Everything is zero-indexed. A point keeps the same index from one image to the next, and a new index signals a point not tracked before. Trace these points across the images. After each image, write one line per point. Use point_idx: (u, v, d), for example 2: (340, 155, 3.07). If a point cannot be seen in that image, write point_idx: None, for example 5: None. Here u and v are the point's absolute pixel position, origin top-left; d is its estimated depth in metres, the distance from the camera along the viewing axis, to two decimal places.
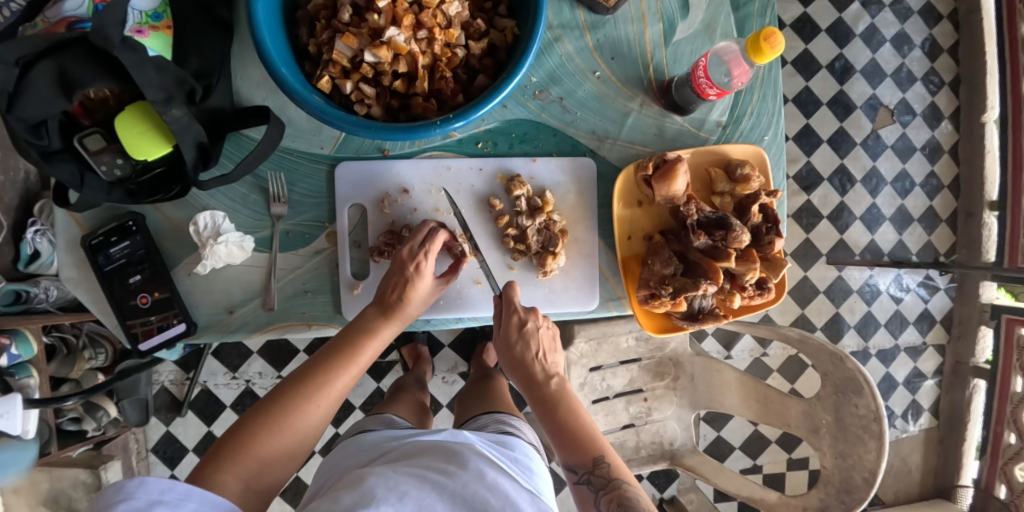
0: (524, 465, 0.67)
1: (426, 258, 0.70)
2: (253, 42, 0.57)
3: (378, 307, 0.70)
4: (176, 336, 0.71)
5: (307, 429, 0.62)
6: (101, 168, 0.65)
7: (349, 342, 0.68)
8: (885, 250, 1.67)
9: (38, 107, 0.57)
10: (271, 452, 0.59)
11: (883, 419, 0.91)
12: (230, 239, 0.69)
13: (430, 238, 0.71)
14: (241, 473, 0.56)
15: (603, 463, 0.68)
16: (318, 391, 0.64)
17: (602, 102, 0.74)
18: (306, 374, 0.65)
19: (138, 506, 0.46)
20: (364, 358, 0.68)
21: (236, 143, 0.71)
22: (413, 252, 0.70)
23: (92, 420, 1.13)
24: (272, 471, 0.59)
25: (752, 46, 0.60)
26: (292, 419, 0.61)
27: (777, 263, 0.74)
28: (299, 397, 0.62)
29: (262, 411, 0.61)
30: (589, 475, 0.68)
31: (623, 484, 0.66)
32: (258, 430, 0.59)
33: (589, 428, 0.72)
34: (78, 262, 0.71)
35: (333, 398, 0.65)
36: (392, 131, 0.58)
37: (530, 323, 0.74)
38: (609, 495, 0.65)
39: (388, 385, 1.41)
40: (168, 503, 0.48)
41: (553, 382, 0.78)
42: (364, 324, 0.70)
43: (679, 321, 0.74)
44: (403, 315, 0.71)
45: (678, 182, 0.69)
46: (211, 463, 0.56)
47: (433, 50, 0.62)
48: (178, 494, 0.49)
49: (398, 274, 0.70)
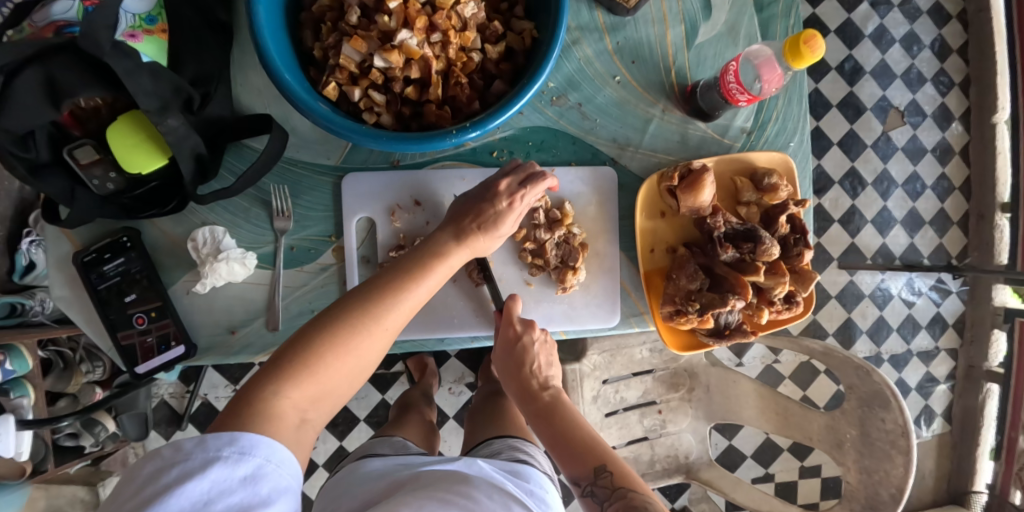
0: (540, 497, 0.63)
1: (520, 202, 0.66)
2: (255, 47, 0.53)
3: (452, 232, 0.65)
4: (175, 359, 0.67)
5: (370, 354, 0.56)
6: (93, 182, 0.60)
7: (421, 263, 0.62)
8: (897, 253, 1.64)
9: (22, 118, 0.53)
10: (332, 375, 0.54)
11: (911, 434, 0.88)
12: (231, 256, 0.65)
13: (530, 182, 0.66)
14: (301, 398, 0.51)
15: (606, 473, 0.60)
16: (384, 310, 0.57)
17: (623, 108, 0.70)
18: (375, 289, 0.58)
19: (193, 467, 0.43)
20: (432, 282, 0.62)
21: (238, 154, 0.67)
22: (510, 189, 0.66)
23: (91, 436, 1.09)
24: (330, 396, 0.54)
25: (790, 49, 0.56)
26: (358, 341, 0.55)
27: (806, 277, 0.71)
28: (366, 313, 0.56)
29: (325, 325, 0.55)
30: (592, 486, 0.60)
31: (629, 491, 0.57)
32: (321, 349, 0.53)
33: (591, 437, 0.65)
34: (70, 281, 0.67)
35: (398, 321, 0.59)
36: (405, 141, 0.55)
37: (527, 338, 0.69)
38: (615, 504, 0.57)
39: (393, 397, 1.37)
40: (227, 459, 0.44)
41: (548, 393, 0.72)
42: (434, 249, 0.64)
43: (705, 337, 0.70)
44: (473, 247, 0.66)
45: (705, 193, 0.65)
46: (271, 378, 0.51)
47: (448, 54, 0.58)
48: (239, 448, 0.45)
49: (486, 204, 0.66)
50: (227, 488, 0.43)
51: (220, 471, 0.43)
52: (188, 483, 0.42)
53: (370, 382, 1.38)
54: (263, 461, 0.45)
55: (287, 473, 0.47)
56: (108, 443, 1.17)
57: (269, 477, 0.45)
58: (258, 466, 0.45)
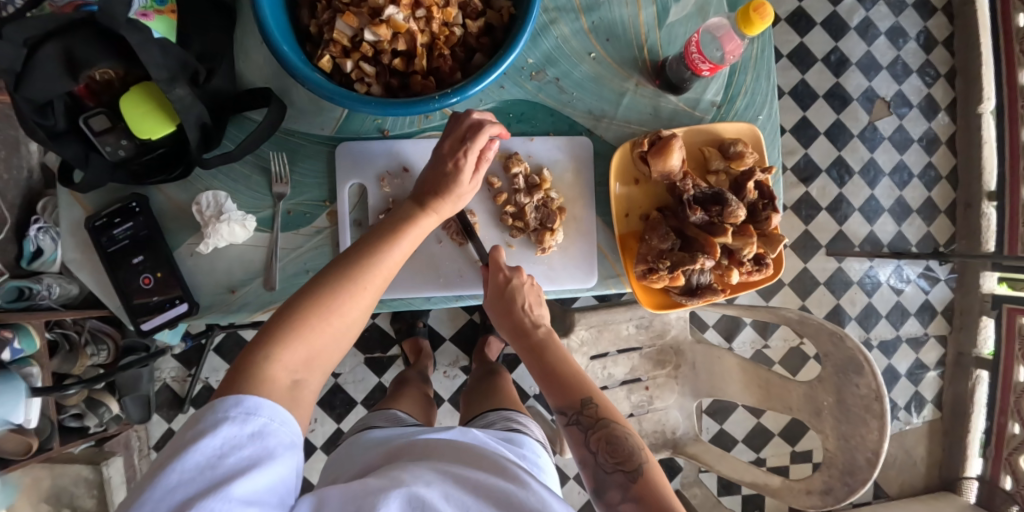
0: (532, 462, 0.66)
1: (466, 156, 0.68)
2: (256, 21, 0.58)
3: (415, 200, 0.69)
4: (178, 316, 0.72)
5: (354, 315, 0.60)
6: (106, 148, 0.66)
7: (390, 229, 0.65)
8: (884, 241, 1.68)
9: (43, 88, 0.58)
10: (319, 337, 0.57)
11: (884, 399, 0.92)
12: (232, 217, 0.70)
13: (472, 133, 0.68)
14: (293, 360, 0.54)
15: (591, 405, 0.68)
16: (362, 275, 0.61)
17: (598, 82, 0.75)
18: (352, 257, 0.61)
19: (205, 428, 0.47)
20: (405, 245, 0.66)
21: (238, 125, 0.73)
22: (454, 147, 0.68)
23: (95, 416, 1.13)
24: (321, 358, 0.57)
25: (743, 18, 0.62)
26: (342, 304, 0.58)
27: (774, 238, 0.75)
28: (346, 279, 0.59)
29: (310, 293, 0.58)
30: (578, 416, 0.68)
31: (612, 422, 0.66)
32: (309, 314, 0.57)
33: (574, 371, 0.71)
34: (82, 245, 0.72)
35: (378, 282, 0.62)
36: (394, 105, 0.59)
37: (516, 281, 0.74)
38: (599, 434, 0.66)
39: (389, 380, 1.42)
40: (236, 418, 0.48)
41: (541, 330, 0.75)
42: (402, 216, 0.68)
43: (678, 296, 0.75)
44: (439, 210, 0.69)
45: (673, 157, 0.70)
46: (263, 346, 0.54)
47: (432, 29, 0.63)
48: (246, 408, 0.49)
49: (440, 168, 0.69)
50: (238, 443, 0.47)
51: (230, 428, 0.47)
52: (202, 439, 0.46)
53: (367, 365, 1.43)
54: (267, 420, 0.49)
55: (290, 433, 0.50)
56: (113, 424, 1.21)
57: (274, 433, 0.49)
58: (264, 425, 0.49)
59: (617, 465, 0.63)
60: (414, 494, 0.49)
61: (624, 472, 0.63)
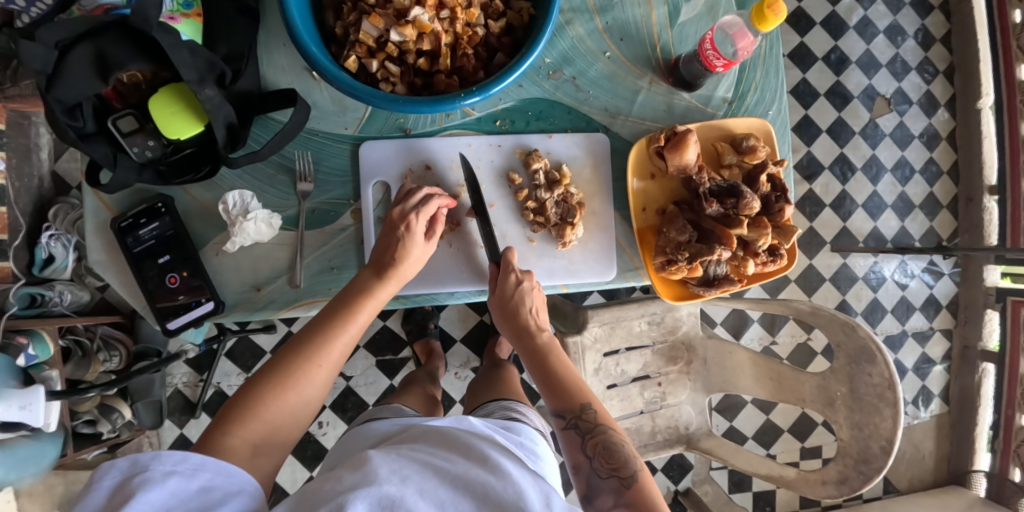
0: (530, 450, 0.62)
1: (417, 218, 0.73)
2: (284, 23, 0.60)
3: (372, 271, 0.72)
4: (205, 315, 0.74)
5: (310, 391, 0.63)
6: (133, 149, 0.67)
7: (347, 302, 0.70)
8: (888, 236, 1.69)
9: (75, 89, 0.60)
10: (277, 414, 0.60)
11: (897, 386, 0.93)
12: (258, 216, 0.72)
13: (423, 202, 0.74)
14: (249, 437, 0.57)
15: (589, 410, 0.71)
16: (318, 348, 0.65)
17: (613, 81, 0.77)
18: (307, 334, 0.66)
19: (153, 476, 0.48)
20: (362, 317, 0.69)
21: (264, 125, 0.75)
22: (403, 213, 0.73)
23: (108, 422, 1.14)
24: (281, 434, 0.60)
25: (757, 14, 0.64)
26: (296, 380, 0.62)
27: (787, 230, 0.78)
28: (301, 354, 0.64)
29: (265, 376, 0.62)
30: (576, 420, 0.70)
31: (607, 429, 0.69)
32: (263, 391, 0.61)
33: (576, 379, 0.75)
34: (107, 245, 0.74)
35: (336, 357, 0.66)
36: (415, 103, 0.61)
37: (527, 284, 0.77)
38: (595, 439, 0.68)
39: (400, 381, 1.43)
40: (182, 473, 0.49)
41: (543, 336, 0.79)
42: (359, 287, 0.71)
43: (696, 287, 0.77)
44: (396, 275, 0.72)
45: (689, 152, 0.72)
46: (221, 425, 0.58)
47: (455, 29, 0.65)
48: (193, 464, 0.50)
49: (391, 236, 0.73)
50: (185, 497, 0.48)
51: (177, 482, 0.49)
52: (150, 490, 0.47)
53: (378, 368, 1.44)
54: (213, 474, 0.51)
55: (241, 482, 0.52)
56: (124, 431, 1.21)
57: (220, 486, 0.51)
58: (210, 479, 0.50)
59: (613, 471, 0.65)
60: (386, 494, 0.47)
61: (618, 478, 0.64)
